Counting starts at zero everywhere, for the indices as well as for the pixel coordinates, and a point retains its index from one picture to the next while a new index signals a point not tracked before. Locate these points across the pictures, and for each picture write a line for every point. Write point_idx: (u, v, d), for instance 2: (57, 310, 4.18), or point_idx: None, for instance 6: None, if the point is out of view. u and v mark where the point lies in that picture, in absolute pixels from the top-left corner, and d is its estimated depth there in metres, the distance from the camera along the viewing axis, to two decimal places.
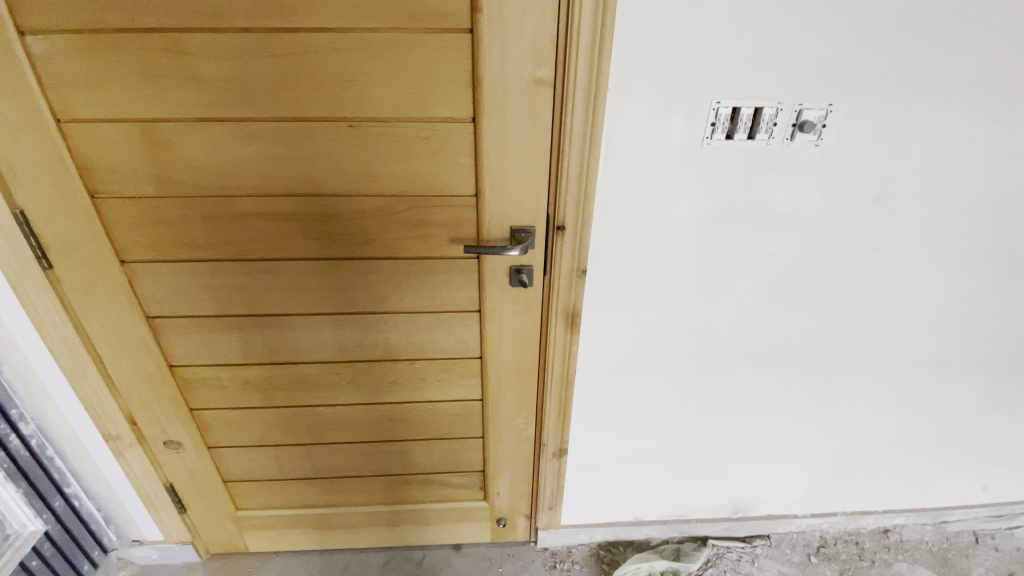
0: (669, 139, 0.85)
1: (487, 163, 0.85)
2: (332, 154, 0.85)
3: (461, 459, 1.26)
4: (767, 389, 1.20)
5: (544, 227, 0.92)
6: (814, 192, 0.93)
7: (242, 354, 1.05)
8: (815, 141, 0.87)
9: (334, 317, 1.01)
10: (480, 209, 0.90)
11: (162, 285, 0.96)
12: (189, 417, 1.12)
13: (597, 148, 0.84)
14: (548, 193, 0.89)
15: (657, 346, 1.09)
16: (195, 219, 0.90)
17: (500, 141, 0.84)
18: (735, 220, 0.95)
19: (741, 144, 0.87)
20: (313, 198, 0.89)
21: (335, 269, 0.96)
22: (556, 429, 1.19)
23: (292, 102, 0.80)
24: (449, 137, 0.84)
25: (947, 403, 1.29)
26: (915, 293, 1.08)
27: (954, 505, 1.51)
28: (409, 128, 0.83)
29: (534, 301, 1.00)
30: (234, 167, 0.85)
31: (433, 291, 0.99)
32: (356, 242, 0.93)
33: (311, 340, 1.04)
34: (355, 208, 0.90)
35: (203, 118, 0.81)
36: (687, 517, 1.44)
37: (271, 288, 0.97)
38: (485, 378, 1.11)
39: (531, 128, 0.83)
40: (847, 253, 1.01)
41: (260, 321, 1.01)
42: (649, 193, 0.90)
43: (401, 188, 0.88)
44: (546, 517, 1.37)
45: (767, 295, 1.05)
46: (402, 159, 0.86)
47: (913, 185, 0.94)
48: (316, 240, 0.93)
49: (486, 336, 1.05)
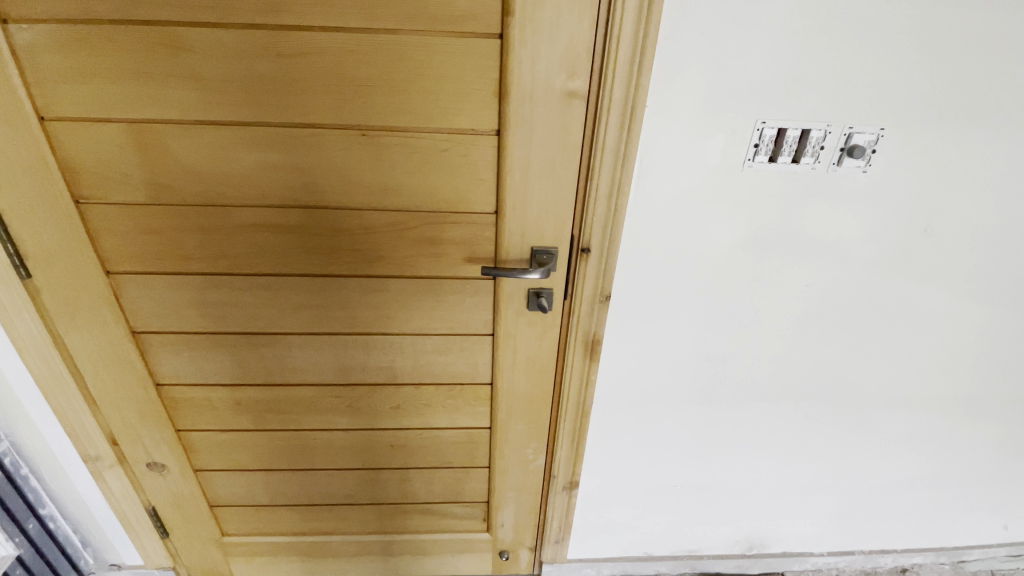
0: (708, 159, 0.79)
1: (510, 179, 0.79)
2: (341, 164, 0.78)
3: (465, 488, 1.19)
4: (791, 423, 1.14)
5: (567, 248, 0.85)
6: (857, 221, 0.87)
7: (236, 374, 0.98)
8: (863, 167, 0.81)
9: (335, 337, 0.94)
10: (500, 227, 0.83)
11: (151, 298, 0.88)
12: (175, 438, 1.05)
13: (631, 167, 0.77)
14: (574, 214, 0.82)
15: (678, 376, 1.03)
16: (189, 229, 0.82)
17: (526, 156, 0.77)
18: (771, 248, 0.88)
19: (785, 167, 0.81)
20: (318, 211, 0.82)
21: (339, 287, 0.89)
22: (568, 460, 1.12)
23: (300, 107, 0.74)
24: (470, 150, 0.77)
25: (974, 441, 1.22)
26: (952, 328, 1.01)
27: (974, 545, 1.41)
28: (427, 138, 0.76)
29: (552, 326, 0.93)
30: (234, 174, 0.78)
31: (444, 313, 0.92)
32: (363, 259, 0.86)
33: (309, 360, 0.97)
34: (364, 223, 0.83)
35: (202, 121, 0.74)
36: (699, 553, 1.37)
37: (268, 305, 0.90)
38: (495, 405, 1.03)
39: (560, 144, 0.76)
40: (887, 286, 0.95)
41: (256, 339, 0.94)
42: (681, 215, 0.83)
43: (414, 203, 0.81)
44: (552, 550, 1.30)
45: (799, 326, 0.98)
46: (417, 172, 0.79)
47: (961, 216, 0.88)
48: (320, 255, 0.85)
49: (498, 362, 0.97)
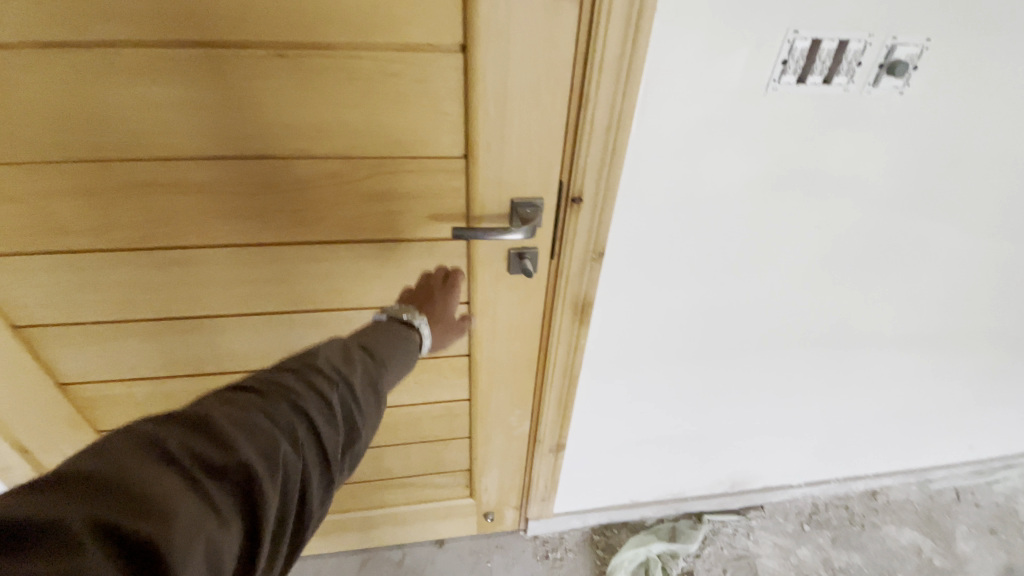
0: (725, 81, 0.64)
1: (483, 113, 0.61)
2: (258, 99, 0.58)
3: (445, 459, 1.10)
4: (784, 368, 1.09)
5: (554, 199, 0.70)
6: (884, 153, 0.75)
7: (161, 363, 0.82)
8: (901, 87, 0.68)
9: (278, 316, 0.78)
10: (471, 176, 0.67)
11: (29, 286, 0.69)
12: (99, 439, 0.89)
13: (633, 94, 0.62)
14: (563, 156, 0.67)
15: (672, 330, 0.95)
16: (61, 195, 0.62)
17: (502, 82, 0.60)
18: (787, 186, 0.76)
19: (814, 90, 0.67)
20: (233, 162, 0.63)
21: (275, 257, 0.72)
22: (554, 425, 1.05)
23: (186, 17, 0.52)
24: (428, 74, 0.59)
25: (958, 373, 1.21)
26: (959, 266, 0.95)
27: (940, 465, 1.47)
28: (368, 60, 0.57)
29: (537, 290, 0.80)
30: (108, 116, 0.57)
31: (409, 281, 0.77)
32: (302, 223, 0.69)
33: (250, 344, 0.81)
34: (297, 176, 0.65)
35: (43, 42, 0.52)
36: (684, 495, 1.37)
37: (188, 285, 0.73)
38: (474, 376, 0.92)
39: (546, 65, 0.59)
40: (903, 225, 0.86)
41: (178, 324, 0.77)
42: (690, 153, 0.70)
43: (360, 148, 0.64)
44: (538, 508, 1.26)
45: (806, 273, 0.90)
46: (359, 106, 0.60)
47: (997, 144, 0.77)
48: (245, 219, 0.68)
49: (476, 332, 0.85)
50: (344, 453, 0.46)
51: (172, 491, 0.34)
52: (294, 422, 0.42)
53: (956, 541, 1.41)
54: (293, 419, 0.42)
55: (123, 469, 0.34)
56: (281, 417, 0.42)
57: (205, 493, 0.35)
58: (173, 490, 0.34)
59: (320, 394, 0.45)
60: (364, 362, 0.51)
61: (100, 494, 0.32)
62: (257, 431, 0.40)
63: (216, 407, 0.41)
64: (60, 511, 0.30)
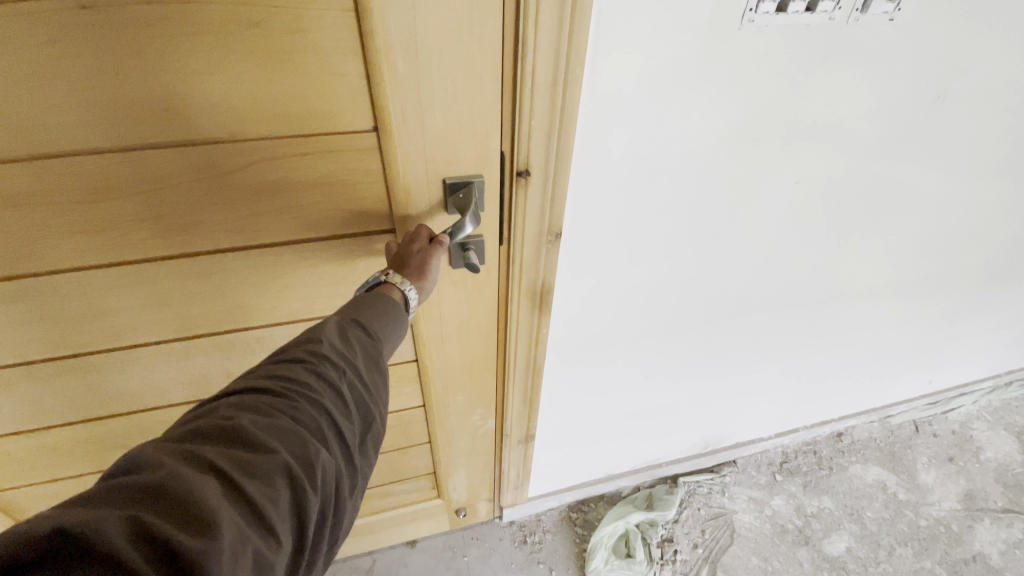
0: (693, 14, 0.52)
1: (390, 74, 0.47)
2: (64, 72, 0.42)
3: (404, 466, 1.02)
4: (754, 330, 1.04)
5: (495, 174, 0.58)
6: (868, 92, 0.66)
7: (43, 404, 0.73)
8: (891, 12, 0.58)
9: (171, 344, 0.69)
10: (386, 155, 0.53)
11: None
12: None
13: (582, 34, 0.48)
14: (500, 123, 0.54)
15: (640, 304, 0.86)
16: None
17: (411, 28, 0.45)
18: (763, 138, 0.66)
19: (796, 21, 0.55)
20: (63, 160, 0.47)
21: (150, 279, 0.60)
22: (521, 417, 0.96)
23: None
24: (306, 23, 0.44)
25: (925, 315, 1.19)
26: (934, 209, 0.89)
27: (901, 400, 1.50)
28: (215, 6, 0.41)
29: (486, 283, 0.69)
30: None
31: (326, 290, 0.67)
32: (174, 230, 0.55)
33: (140, 381, 0.73)
34: (157, 171, 0.50)
35: None
36: (659, 461, 1.33)
37: (45, 324, 0.62)
38: (426, 382, 0.81)
39: (466, 4, 0.44)
40: (881, 170, 0.78)
41: (44, 367, 0.67)
42: (655, 105, 0.58)
43: (231, 131, 0.49)
44: (512, 497, 1.19)
45: (778, 232, 0.82)
46: (220, 75, 0.45)
47: (985, 73, 0.69)
48: (98, 231, 0.54)
49: (420, 337, 0.73)
50: (368, 438, 0.45)
51: (214, 500, 0.32)
52: (317, 416, 0.40)
53: (919, 474, 1.45)
54: (315, 412, 0.40)
55: (162, 482, 0.32)
56: (303, 411, 0.40)
57: (246, 499, 0.33)
58: (215, 499, 0.32)
59: (336, 383, 0.43)
60: (365, 342, 0.47)
61: (145, 510, 0.30)
62: (286, 436, 0.37)
63: (232, 411, 0.38)
64: (114, 528, 0.29)
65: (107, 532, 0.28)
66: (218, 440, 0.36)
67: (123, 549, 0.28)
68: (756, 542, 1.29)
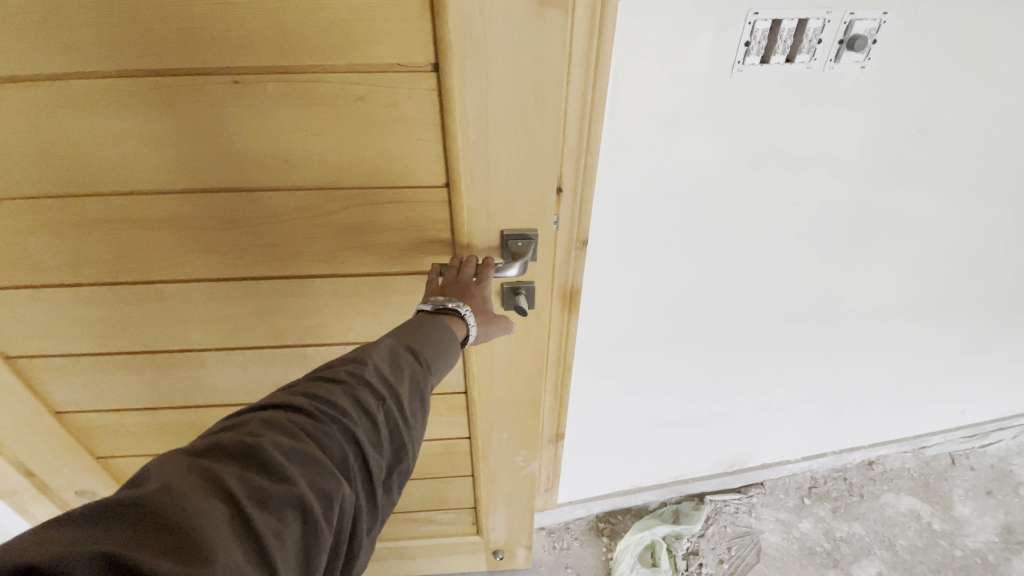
0: (692, 68, 0.66)
1: (463, 137, 0.62)
2: (223, 129, 0.60)
3: (448, 495, 1.13)
4: (774, 346, 1.12)
5: (547, 229, 0.73)
6: (853, 127, 0.78)
7: (157, 390, 0.91)
8: (862, 62, 0.70)
9: (263, 350, 0.85)
10: (458, 207, 0.68)
11: (23, 317, 0.77)
12: (97, 464, 1.02)
13: (603, 80, 0.63)
14: (548, 178, 0.68)
15: (661, 313, 0.97)
16: (45, 228, 0.67)
17: (482, 112, 0.61)
18: (761, 164, 0.79)
19: (777, 70, 0.68)
20: (210, 192, 0.65)
21: (254, 290, 0.76)
22: (553, 415, 1.06)
23: (139, 49, 0.54)
24: (398, 98, 0.60)
25: (945, 339, 1.23)
26: (935, 234, 0.98)
27: (935, 431, 1.51)
28: (329, 84, 0.58)
29: (532, 329, 0.82)
30: (79, 151, 0.61)
31: (393, 317, 0.81)
32: (281, 252, 0.72)
33: (233, 379, 0.89)
34: (274, 206, 0.67)
35: (5, 81, 0.55)
36: (685, 477, 1.39)
37: (171, 320, 0.79)
38: (474, 415, 0.93)
39: (526, 84, 0.59)
40: (877, 197, 0.88)
41: (163, 355, 0.84)
42: (665, 137, 0.72)
43: (333, 176, 0.65)
44: (543, 500, 1.29)
45: (782, 253, 0.93)
46: (328, 134, 0.61)
47: (961, 111, 0.79)
48: (224, 249, 0.71)
49: (473, 372, 0.86)
50: (395, 469, 0.48)
51: (216, 533, 0.34)
52: (343, 447, 0.43)
53: (955, 505, 1.44)
54: (341, 441, 0.43)
55: (164, 512, 0.34)
56: (329, 439, 0.42)
57: (255, 531, 0.36)
58: (217, 532, 0.34)
59: (369, 411, 0.46)
60: (412, 370, 0.51)
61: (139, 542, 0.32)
62: (306, 467, 0.40)
63: (263, 430, 0.41)
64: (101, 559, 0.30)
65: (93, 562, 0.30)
66: (244, 459, 0.39)
67: None
68: (782, 561, 1.32)
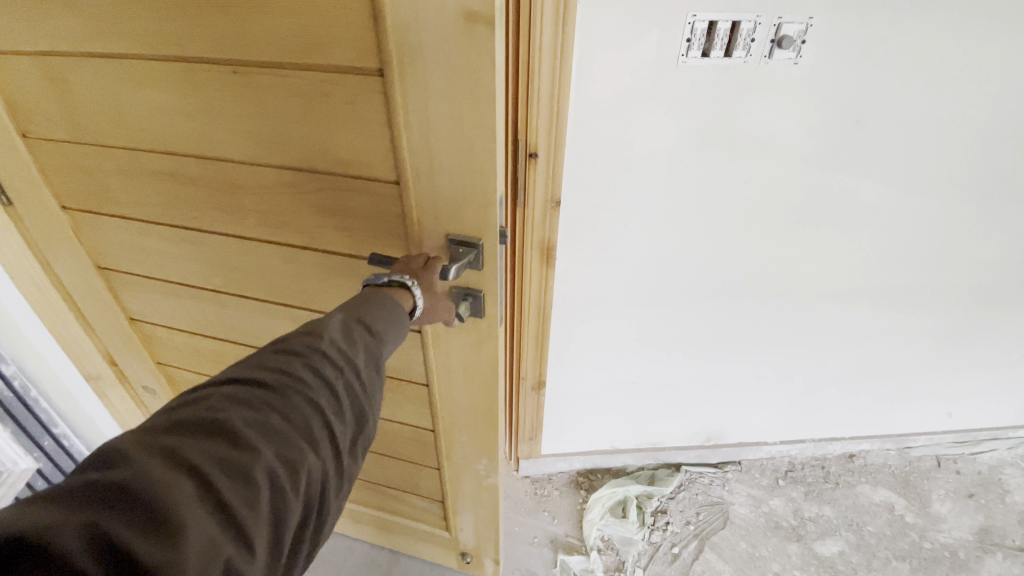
0: (643, 58, 0.82)
1: (408, 141, 0.63)
2: (224, 110, 0.66)
3: (420, 482, 1.16)
4: (746, 322, 1.24)
5: (493, 239, 0.70)
6: (792, 115, 0.91)
7: (192, 315, 0.99)
8: (794, 58, 0.84)
9: (265, 304, 0.90)
10: (406, 204, 0.68)
11: (105, 237, 0.91)
12: (156, 368, 1.18)
13: (569, 64, 0.80)
14: (491, 191, 0.65)
15: (632, 275, 1.11)
16: (110, 172, 0.80)
17: (423, 112, 0.60)
18: (711, 144, 0.93)
19: (717, 62, 0.83)
20: (217, 162, 0.72)
21: (254, 253, 0.82)
22: (534, 362, 1.23)
23: (162, 38, 0.61)
24: (355, 97, 0.60)
25: (917, 332, 1.31)
26: (890, 222, 1.08)
27: (921, 432, 1.56)
28: (301, 79, 0.60)
29: (485, 338, 0.81)
30: (129, 114, 0.71)
31: None
32: (269, 224, 0.77)
33: (248, 322, 0.95)
34: (265, 180, 0.72)
35: (85, 53, 0.66)
36: (662, 445, 1.50)
37: (196, 262, 0.88)
38: (436, 413, 0.96)
39: (464, 96, 0.58)
40: (826, 180, 1.00)
41: (200, 292, 0.93)
42: (624, 115, 0.88)
43: (308, 162, 0.67)
44: (527, 448, 1.44)
45: (742, 227, 1.06)
46: (302, 124, 0.64)
47: (895, 107, 0.91)
48: (230, 213, 0.78)
49: (432, 367, 0.88)
50: (360, 439, 0.46)
51: (184, 504, 0.32)
52: (309, 414, 0.41)
53: (932, 502, 1.49)
54: (307, 411, 0.41)
55: (123, 483, 0.31)
56: (295, 409, 0.40)
57: (223, 503, 0.33)
58: (184, 501, 0.32)
59: (332, 379, 0.44)
60: (368, 340, 0.49)
61: (101, 515, 0.29)
62: (272, 433, 0.38)
63: (219, 402, 0.38)
64: (69, 535, 0.28)
65: (58, 539, 0.28)
66: (201, 433, 0.35)
67: (79, 560, 0.28)
68: (748, 530, 1.40)
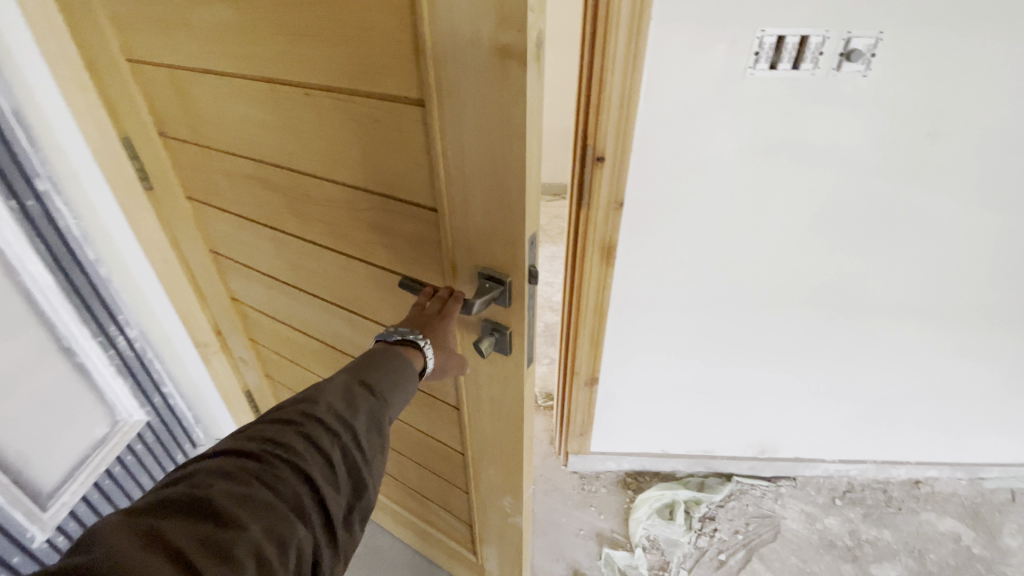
0: (710, 71, 0.88)
1: (445, 174, 0.62)
2: (300, 127, 0.70)
3: (450, 501, 1.19)
4: (806, 334, 1.24)
5: (524, 278, 0.66)
6: (859, 126, 0.93)
7: (274, 303, 1.08)
8: (863, 71, 0.86)
9: (328, 304, 0.95)
10: (443, 233, 0.67)
11: (213, 222, 1.02)
12: (249, 344, 1.28)
13: (640, 73, 0.87)
14: (523, 230, 0.61)
15: (688, 280, 1.15)
16: (217, 171, 0.90)
17: (458, 148, 0.59)
18: (775, 152, 0.96)
19: (784, 74, 0.87)
20: (294, 172, 0.77)
21: (321, 257, 0.87)
22: (589, 358, 1.29)
23: (258, 59, 0.68)
24: (404, 124, 0.61)
25: (992, 355, 1.26)
26: (962, 237, 1.06)
27: (994, 462, 1.49)
28: (360, 104, 0.62)
29: (510, 375, 0.78)
30: (233, 123, 0.79)
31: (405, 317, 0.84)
32: (332, 233, 0.81)
33: (314, 317, 1.01)
34: (329, 193, 0.75)
35: (205, 69, 0.75)
36: (714, 453, 1.51)
37: (277, 257, 0.95)
38: (465, 439, 0.97)
39: (497, 134, 0.56)
40: (893, 191, 1.00)
41: (281, 283, 1.01)
42: (688, 125, 0.93)
43: (365, 180, 0.70)
44: (577, 444, 1.49)
45: (804, 237, 1.07)
46: (361, 145, 0.66)
47: (968, 120, 0.91)
48: (305, 219, 0.83)
49: (462, 395, 0.89)
50: (353, 506, 0.51)
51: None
52: (297, 487, 0.46)
53: (1003, 536, 1.40)
54: (295, 485, 0.46)
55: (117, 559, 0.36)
56: (284, 483, 0.45)
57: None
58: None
59: (323, 449, 0.49)
60: (367, 403, 0.55)
61: None
62: (263, 508, 0.43)
63: (212, 478, 0.43)
64: None
65: None
66: (195, 509, 0.41)
67: None
68: (799, 545, 1.38)
